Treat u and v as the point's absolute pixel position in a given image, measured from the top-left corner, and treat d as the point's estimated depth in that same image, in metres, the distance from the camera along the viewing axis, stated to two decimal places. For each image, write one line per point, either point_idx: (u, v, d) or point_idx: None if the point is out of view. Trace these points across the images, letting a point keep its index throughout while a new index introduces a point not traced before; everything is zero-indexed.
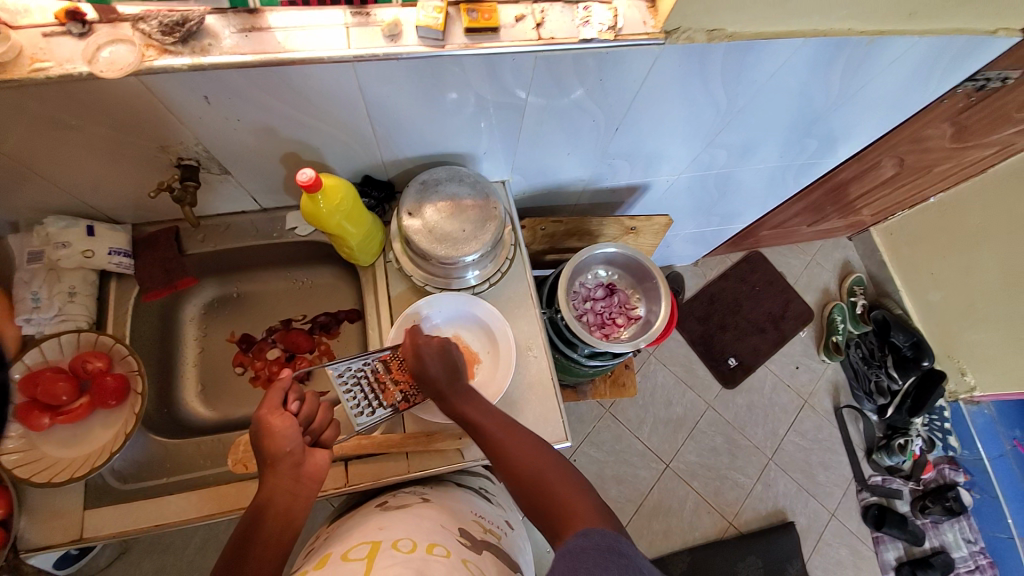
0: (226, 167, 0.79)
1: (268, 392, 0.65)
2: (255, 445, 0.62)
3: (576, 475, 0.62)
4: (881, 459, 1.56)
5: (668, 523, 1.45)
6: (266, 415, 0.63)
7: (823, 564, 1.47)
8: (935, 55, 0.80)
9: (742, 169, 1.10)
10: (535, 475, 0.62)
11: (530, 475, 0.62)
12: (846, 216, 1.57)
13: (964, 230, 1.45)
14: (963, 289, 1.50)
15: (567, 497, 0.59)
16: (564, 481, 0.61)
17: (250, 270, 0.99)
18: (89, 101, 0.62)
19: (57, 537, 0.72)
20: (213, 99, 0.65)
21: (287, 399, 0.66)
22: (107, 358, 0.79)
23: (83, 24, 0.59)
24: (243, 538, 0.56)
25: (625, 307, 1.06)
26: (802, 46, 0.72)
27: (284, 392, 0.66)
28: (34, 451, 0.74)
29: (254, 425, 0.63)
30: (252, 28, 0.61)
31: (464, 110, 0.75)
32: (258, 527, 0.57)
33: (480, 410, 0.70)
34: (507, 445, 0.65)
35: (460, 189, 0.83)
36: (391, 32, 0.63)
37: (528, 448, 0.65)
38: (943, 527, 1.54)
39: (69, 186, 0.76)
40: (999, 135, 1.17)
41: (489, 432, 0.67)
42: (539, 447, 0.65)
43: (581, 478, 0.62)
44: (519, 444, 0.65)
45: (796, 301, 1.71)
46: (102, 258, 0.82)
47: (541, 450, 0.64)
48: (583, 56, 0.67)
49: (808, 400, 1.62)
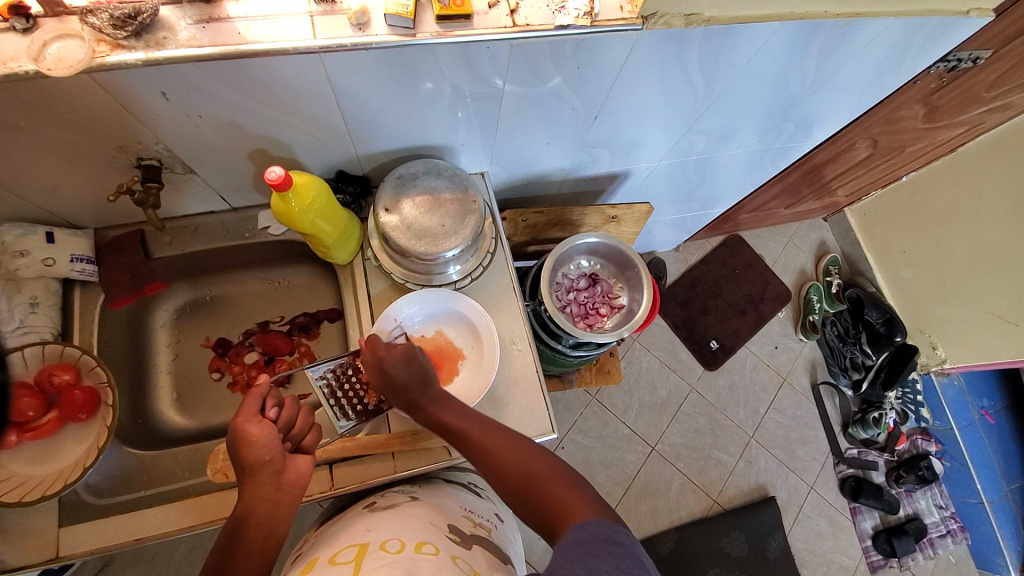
0: (191, 166, 0.76)
1: (245, 400, 0.64)
2: (233, 455, 0.61)
3: (564, 468, 0.62)
4: (857, 433, 1.61)
5: (655, 503, 1.48)
6: (243, 423, 0.61)
7: (804, 535, 1.52)
8: (908, 36, 0.80)
9: (721, 154, 1.10)
10: (523, 472, 0.61)
11: (518, 474, 0.61)
12: (822, 197, 1.59)
13: (935, 208, 1.48)
14: (932, 265, 1.54)
15: (557, 492, 0.58)
16: (554, 474, 0.61)
17: (223, 272, 0.95)
18: (38, 101, 0.58)
19: (33, 557, 0.69)
20: (173, 95, 0.61)
21: (265, 406, 0.64)
22: (75, 371, 0.75)
23: (28, 19, 0.54)
24: (224, 550, 0.55)
25: (608, 297, 1.06)
26: (780, 29, 0.72)
27: (261, 399, 0.64)
28: (1, 470, 0.71)
29: (231, 434, 0.61)
30: (211, 18, 0.58)
31: (439, 100, 0.73)
32: (239, 539, 0.55)
33: (459, 415, 0.68)
34: (493, 446, 0.64)
35: (438, 183, 0.80)
36: (359, 21, 0.60)
37: (513, 447, 0.64)
38: (916, 494, 1.60)
39: (22, 191, 0.71)
40: (969, 115, 1.20)
41: (473, 436, 0.66)
42: (525, 445, 0.64)
43: (569, 470, 0.62)
44: (503, 445, 0.64)
45: (774, 283, 1.74)
46: (64, 266, 0.78)
47: (526, 447, 0.64)
48: (560, 43, 0.66)
49: (787, 379, 1.66)
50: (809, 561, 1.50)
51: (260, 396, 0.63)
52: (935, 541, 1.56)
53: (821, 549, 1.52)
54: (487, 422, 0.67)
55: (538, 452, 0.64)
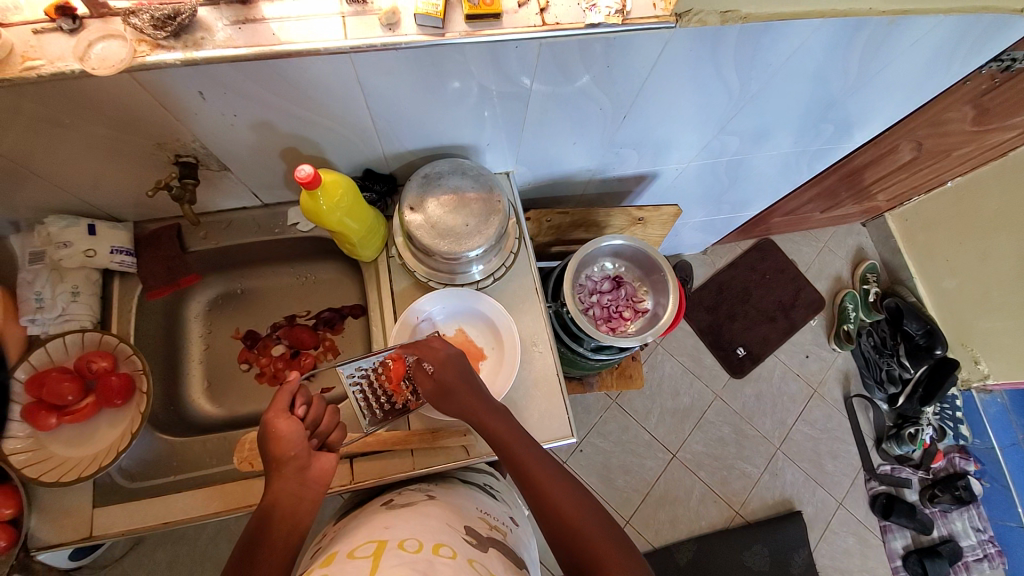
0: (225, 163, 0.78)
1: (277, 393, 0.64)
2: (261, 448, 0.62)
3: (603, 512, 0.61)
4: (890, 449, 1.55)
5: (675, 512, 1.45)
6: (272, 419, 0.62)
7: (830, 552, 1.47)
8: (959, 35, 0.76)
9: (754, 156, 1.06)
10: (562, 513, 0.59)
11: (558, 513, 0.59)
12: (860, 202, 1.53)
13: (982, 216, 1.40)
14: (979, 275, 1.46)
15: (594, 540, 0.57)
16: (594, 521, 0.59)
17: (253, 266, 0.98)
18: (82, 100, 0.60)
19: (69, 535, 0.73)
20: (209, 94, 0.63)
21: (294, 403, 0.65)
22: (112, 358, 0.78)
23: (74, 19, 0.56)
24: (251, 542, 0.56)
25: (632, 300, 1.04)
26: (820, 27, 0.69)
27: (291, 395, 0.65)
28: (42, 451, 0.74)
29: (261, 428, 0.62)
30: (246, 19, 0.59)
31: (468, 100, 0.73)
32: (266, 530, 0.56)
33: (510, 431, 0.66)
34: (536, 476, 0.62)
35: (464, 183, 0.80)
36: (388, 21, 0.60)
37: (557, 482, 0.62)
38: (952, 515, 1.53)
39: (66, 184, 0.74)
40: (1023, 118, 1.13)
41: (518, 460, 0.64)
42: (567, 481, 0.62)
43: (607, 515, 0.61)
44: (546, 476, 0.62)
45: (806, 290, 1.68)
46: (104, 257, 0.81)
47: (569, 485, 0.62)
48: (590, 42, 0.65)
49: (817, 389, 1.61)
50: None
51: (290, 392, 0.64)
52: (970, 565, 1.50)
53: (848, 567, 1.46)
54: (533, 444, 0.65)
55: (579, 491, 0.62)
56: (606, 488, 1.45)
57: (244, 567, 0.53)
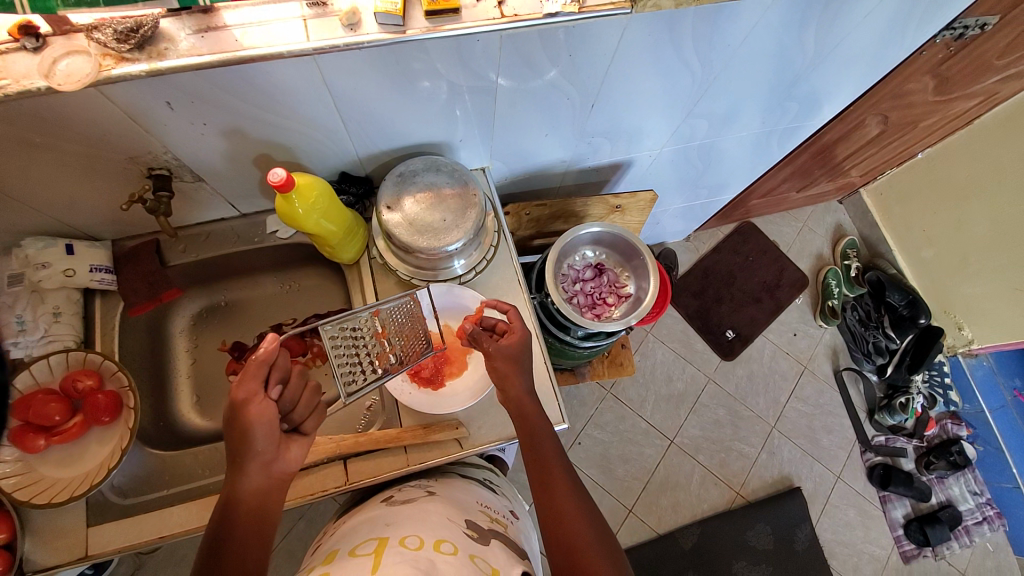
0: (199, 174, 0.79)
1: (247, 368, 0.59)
2: (228, 425, 0.59)
3: (610, 538, 0.60)
4: (883, 419, 1.57)
5: (676, 497, 1.46)
6: (245, 401, 0.58)
7: (832, 526, 1.48)
8: (909, 4, 0.79)
9: (724, 138, 1.08)
10: (568, 526, 0.59)
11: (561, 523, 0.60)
12: (834, 179, 1.56)
13: (954, 184, 1.43)
14: (954, 243, 1.50)
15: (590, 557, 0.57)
16: (596, 542, 0.58)
17: (236, 277, 0.98)
18: (51, 118, 0.61)
19: (64, 556, 0.72)
20: (177, 104, 0.64)
21: (269, 380, 0.61)
22: (97, 376, 0.78)
23: (38, 38, 0.57)
24: (215, 538, 0.56)
25: (615, 286, 1.06)
26: (774, 4, 0.70)
27: (263, 369, 0.60)
28: (31, 473, 0.74)
29: (229, 411, 0.59)
30: (209, 27, 0.60)
31: (437, 97, 0.74)
32: (232, 521, 0.57)
33: (541, 430, 0.67)
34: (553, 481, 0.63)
35: (439, 179, 0.81)
36: (349, 21, 0.61)
37: (570, 494, 0.62)
38: (948, 481, 1.55)
39: (41, 205, 0.74)
40: (982, 85, 1.16)
41: (540, 462, 0.65)
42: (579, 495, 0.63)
43: (613, 542, 0.60)
44: (562, 484, 0.63)
45: (790, 269, 1.70)
46: (84, 276, 0.81)
47: (581, 501, 0.62)
48: (550, 32, 0.66)
49: (807, 366, 1.63)
50: (839, 553, 1.46)
51: (261, 368, 0.59)
52: (971, 529, 1.50)
53: (850, 539, 1.48)
54: (559, 450, 0.66)
55: (589, 510, 0.62)
56: (606, 479, 1.45)
57: (213, 561, 0.54)
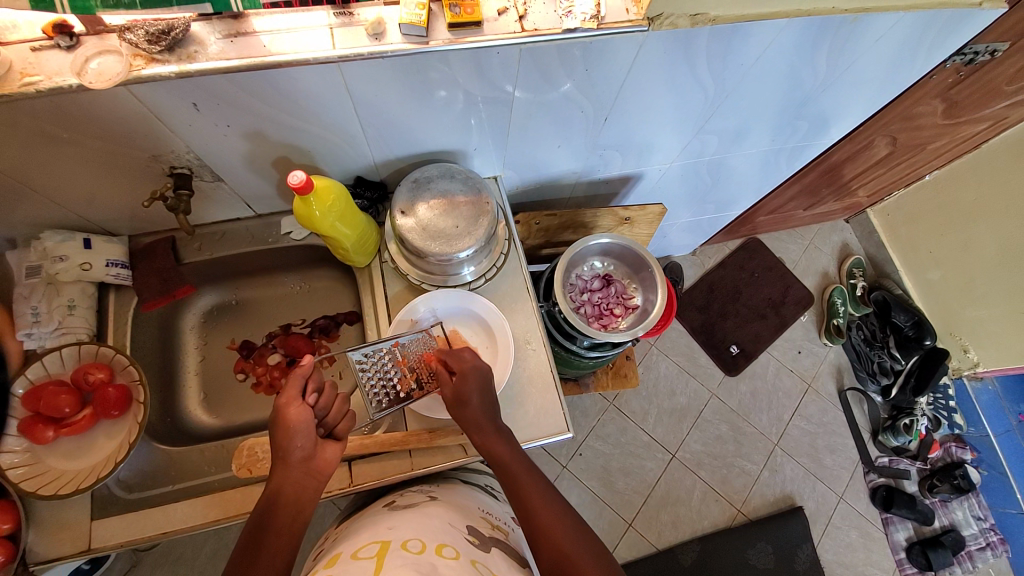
0: (218, 174, 0.80)
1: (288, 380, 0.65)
2: (271, 431, 0.63)
3: (600, 548, 0.60)
4: (887, 440, 1.56)
5: (677, 512, 1.45)
6: (284, 405, 0.63)
7: (834, 547, 1.47)
8: (920, 31, 0.80)
9: (733, 155, 1.10)
10: (559, 541, 0.59)
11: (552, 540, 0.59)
12: (842, 198, 1.57)
13: (961, 207, 1.44)
14: (960, 265, 1.50)
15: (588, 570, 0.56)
16: (588, 555, 0.58)
17: (248, 276, 0.99)
18: (79, 114, 0.62)
19: (67, 548, 0.72)
20: (203, 106, 0.65)
21: (306, 388, 0.65)
22: (108, 370, 0.79)
23: (72, 37, 0.58)
24: (256, 528, 0.57)
25: (622, 297, 1.06)
26: (787, 26, 0.72)
27: (303, 381, 0.65)
28: (39, 464, 0.74)
29: (273, 414, 0.63)
30: (238, 32, 0.61)
31: (454, 107, 0.76)
32: (270, 516, 0.57)
33: (514, 457, 0.67)
34: (535, 501, 0.63)
35: (453, 186, 0.83)
36: (375, 31, 0.62)
37: (556, 511, 0.62)
38: (952, 505, 1.53)
39: (62, 200, 0.76)
40: (991, 110, 1.18)
41: (520, 486, 0.65)
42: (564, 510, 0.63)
43: (603, 552, 0.60)
44: (546, 503, 0.63)
45: (795, 286, 1.71)
46: (100, 270, 0.82)
47: (567, 517, 0.62)
48: (569, 47, 0.67)
49: (811, 384, 1.62)
50: (840, 575, 1.44)
51: (301, 378, 0.64)
52: (974, 554, 1.49)
53: (852, 561, 1.46)
54: (536, 472, 0.67)
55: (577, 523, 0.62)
56: (607, 491, 1.45)
57: (248, 553, 0.54)
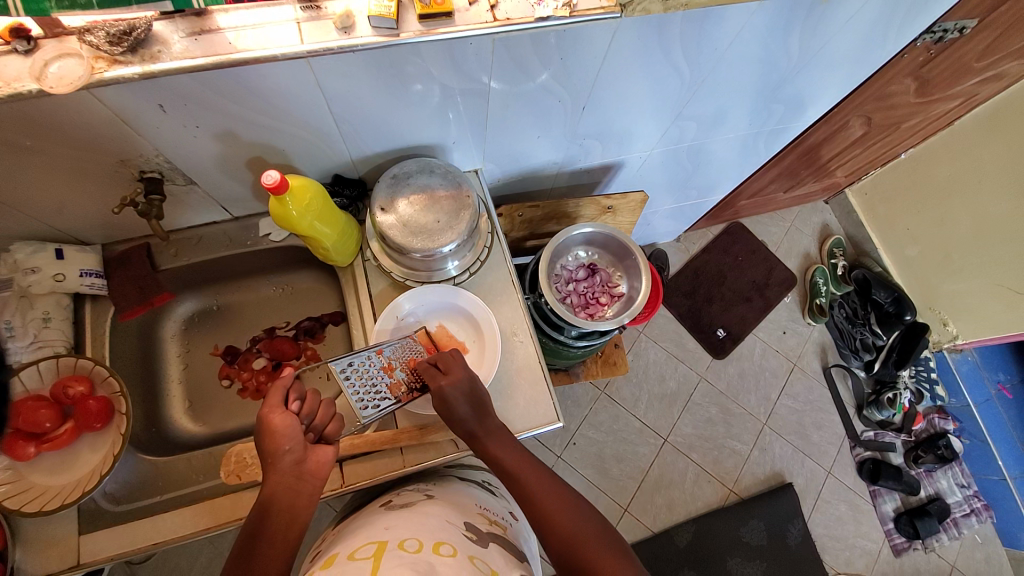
0: (191, 177, 0.78)
1: (269, 391, 0.64)
2: (257, 442, 0.62)
3: (606, 526, 0.62)
4: (872, 415, 1.59)
5: (671, 496, 1.47)
6: (267, 414, 0.62)
7: (823, 521, 1.50)
8: (890, 9, 0.81)
9: (712, 140, 1.10)
10: (557, 520, 0.62)
11: (561, 530, 0.61)
12: (820, 179, 1.59)
13: (937, 183, 1.47)
14: (938, 240, 1.53)
15: (529, 481, 0.65)
16: (598, 537, 0.60)
17: (229, 281, 0.98)
18: (42, 121, 0.60)
19: (56, 564, 0.71)
20: (170, 107, 0.64)
21: (288, 397, 0.64)
22: (88, 382, 0.77)
23: (29, 40, 0.56)
24: (251, 536, 0.57)
25: (607, 286, 1.07)
26: (759, 8, 0.72)
27: (285, 391, 0.64)
28: (21, 481, 0.73)
29: (257, 425, 0.62)
30: (202, 30, 0.60)
31: (430, 100, 0.75)
32: (266, 523, 0.57)
33: (508, 448, 0.67)
34: (538, 494, 0.64)
35: (432, 181, 0.82)
36: (343, 24, 0.61)
37: (540, 478, 0.65)
38: (936, 474, 1.58)
39: (31, 210, 0.74)
40: (962, 86, 1.20)
41: (497, 455, 0.67)
42: (548, 477, 0.66)
43: (607, 526, 0.62)
44: (504, 448, 0.67)
45: (779, 268, 1.73)
46: (74, 281, 0.81)
47: (569, 501, 0.64)
48: (542, 35, 0.67)
49: (797, 362, 1.65)
50: (831, 548, 1.48)
51: (282, 387, 0.63)
52: (959, 521, 1.53)
53: (842, 534, 1.50)
54: (535, 463, 0.67)
55: (582, 509, 0.63)
56: (601, 478, 1.46)
57: (243, 563, 0.54)
